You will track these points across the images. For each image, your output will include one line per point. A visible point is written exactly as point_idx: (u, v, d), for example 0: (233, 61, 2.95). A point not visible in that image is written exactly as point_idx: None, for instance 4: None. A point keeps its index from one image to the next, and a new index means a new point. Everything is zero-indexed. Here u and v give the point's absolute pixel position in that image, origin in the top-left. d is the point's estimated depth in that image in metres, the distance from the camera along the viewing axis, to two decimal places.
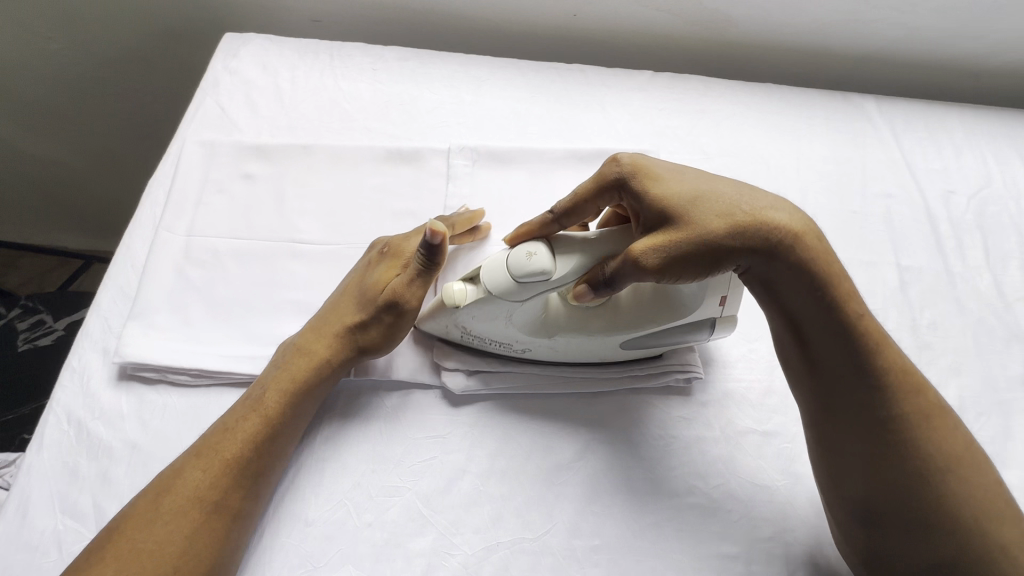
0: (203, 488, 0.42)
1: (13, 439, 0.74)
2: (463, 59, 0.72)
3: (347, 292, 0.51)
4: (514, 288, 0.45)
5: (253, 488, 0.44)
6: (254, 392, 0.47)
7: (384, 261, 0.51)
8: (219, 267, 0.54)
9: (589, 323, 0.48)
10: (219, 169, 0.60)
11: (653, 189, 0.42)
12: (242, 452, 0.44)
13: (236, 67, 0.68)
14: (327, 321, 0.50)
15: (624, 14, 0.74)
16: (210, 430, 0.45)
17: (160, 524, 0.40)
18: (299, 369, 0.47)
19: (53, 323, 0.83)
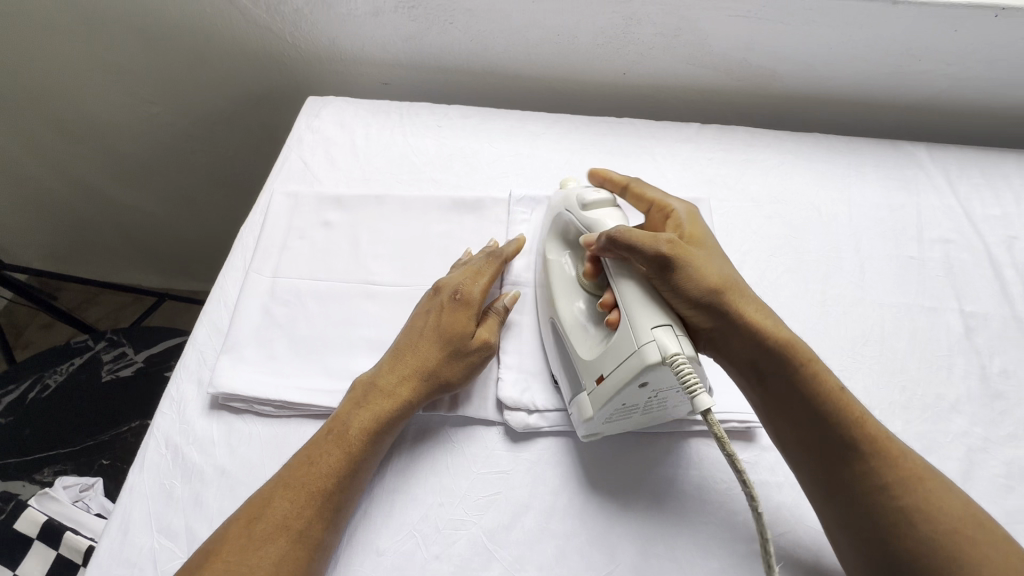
0: (290, 519, 0.43)
1: (93, 463, 0.79)
2: (520, 115, 0.78)
3: (427, 335, 0.53)
4: (572, 202, 0.56)
5: (332, 520, 0.45)
6: (337, 425, 0.49)
7: (458, 306, 0.54)
8: (301, 306, 0.59)
9: (558, 288, 0.54)
10: (302, 218, 0.66)
11: (690, 231, 0.53)
12: (326, 484, 0.45)
13: (318, 125, 0.76)
14: (407, 362, 0.52)
15: (673, 71, 0.79)
16: (291, 462, 0.47)
17: (251, 550, 0.41)
18: (384, 410, 0.49)
19: (133, 355, 0.90)
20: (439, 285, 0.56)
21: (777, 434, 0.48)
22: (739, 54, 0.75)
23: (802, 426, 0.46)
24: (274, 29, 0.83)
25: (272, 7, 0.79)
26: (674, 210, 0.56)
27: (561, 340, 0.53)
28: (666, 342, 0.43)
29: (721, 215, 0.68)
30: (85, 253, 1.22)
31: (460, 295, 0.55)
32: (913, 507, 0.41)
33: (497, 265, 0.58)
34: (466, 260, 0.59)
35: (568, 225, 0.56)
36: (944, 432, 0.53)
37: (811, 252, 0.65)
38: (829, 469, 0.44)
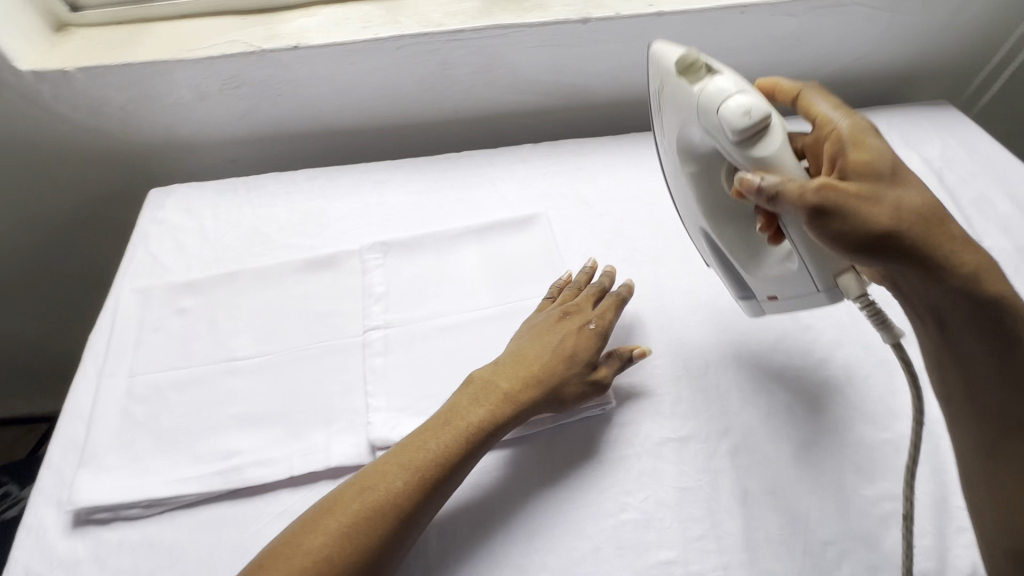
0: (364, 526, 0.46)
1: None
2: (366, 168, 0.82)
3: (552, 355, 0.56)
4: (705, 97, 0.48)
5: (403, 532, 0.47)
6: (433, 432, 0.51)
7: (577, 335, 0.58)
8: (161, 399, 0.59)
9: (715, 204, 0.55)
10: (155, 310, 0.66)
11: (857, 156, 0.48)
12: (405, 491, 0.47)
13: (163, 216, 0.76)
14: (518, 373, 0.55)
15: (498, 100, 0.86)
16: (372, 465, 0.50)
17: (331, 549, 0.44)
18: (497, 417, 0.52)
19: (18, 493, 0.85)
20: (569, 310, 0.60)
21: (945, 369, 0.49)
22: (550, 78, 0.83)
23: (971, 373, 0.47)
24: (104, 129, 0.82)
25: (94, 110, 0.79)
26: (839, 128, 0.50)
27: (717, 249, 0.58)
28: (851, 287, 0.50)
29: (560, 224, 0.75)
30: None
31: (589, 325, 0.59)
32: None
33: (619, 301, 0.61)
34: (597, 288, 0.63)
35: (696, 139, 0.51)
36: (766, 371, 0.61)
37: (641, 239, 0.73)
38: (987, 406, 0.47)
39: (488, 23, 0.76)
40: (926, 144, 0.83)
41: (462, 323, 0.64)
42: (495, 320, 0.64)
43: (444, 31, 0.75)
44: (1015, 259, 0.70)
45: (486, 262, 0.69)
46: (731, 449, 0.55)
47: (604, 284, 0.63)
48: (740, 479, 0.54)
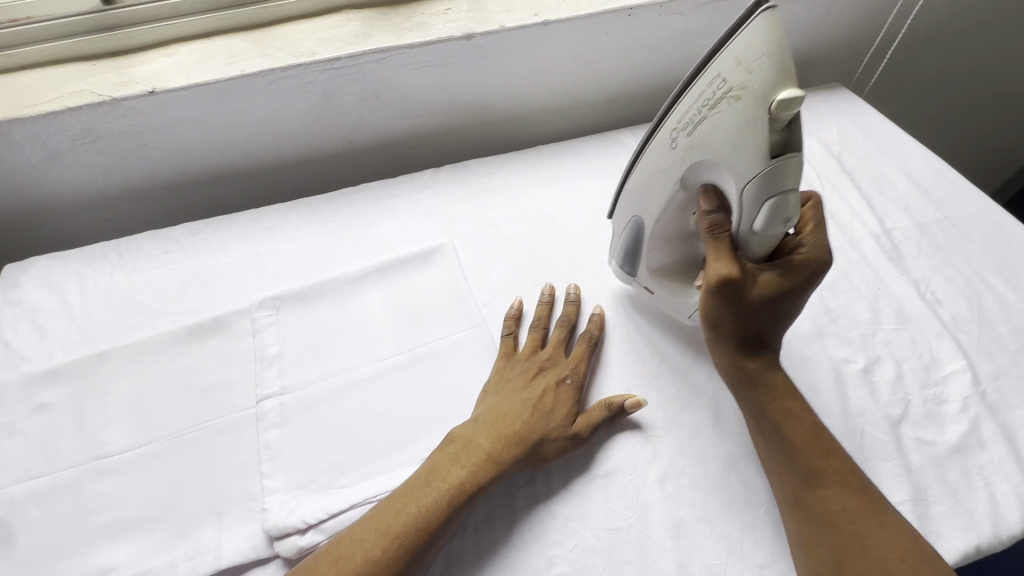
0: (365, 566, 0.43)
1: None
2: (254, 214, 0.75)
3: (531, 411, 0.53)
4: (743, 106, 0.43)
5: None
6: (455, 462, 0.50)
7: (559, 391, 0.55)
8: (18, 517, 0.51)
9: (654, 204, 0.54)
10: (8, 411, 0.57)
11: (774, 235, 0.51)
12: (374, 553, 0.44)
13: (18, 296, 0.67)
14: (507, 426, 0.52)
15: (393, 126, 0.81)
16: (391, 497, 0.48)
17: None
18: (483, 472, 0.49)
19: None
20: (546, 364, 0.57)
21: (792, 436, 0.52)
22: (443, 98, 0.79)
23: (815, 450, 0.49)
24: None
25: None
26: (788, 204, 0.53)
27: (636, 239, 0.58)
28: None
29: (468, 253, 0.70)
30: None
31: (565, 378, 0.57)
32: (866, 540, 0.44)
33: (591, 345, 0.60)
34: (565, 328, 0.61)
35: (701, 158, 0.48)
36: (689, 386, 0.58)
37: (553, 260, 0.70)
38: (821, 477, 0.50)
39: (365, 48, 0.71)
40: (825, 128, 0.84)
41: (366, 378, 0.59)
42: (401, 370, 0.59)
43: (318, 60, 0.70)
44: (918, 237, 0.70)
45: (390, 305, 0.65)
46: (659, 478, 0.53)
47: (570, 319, 0.62)
48: (671, 509, 0.51)
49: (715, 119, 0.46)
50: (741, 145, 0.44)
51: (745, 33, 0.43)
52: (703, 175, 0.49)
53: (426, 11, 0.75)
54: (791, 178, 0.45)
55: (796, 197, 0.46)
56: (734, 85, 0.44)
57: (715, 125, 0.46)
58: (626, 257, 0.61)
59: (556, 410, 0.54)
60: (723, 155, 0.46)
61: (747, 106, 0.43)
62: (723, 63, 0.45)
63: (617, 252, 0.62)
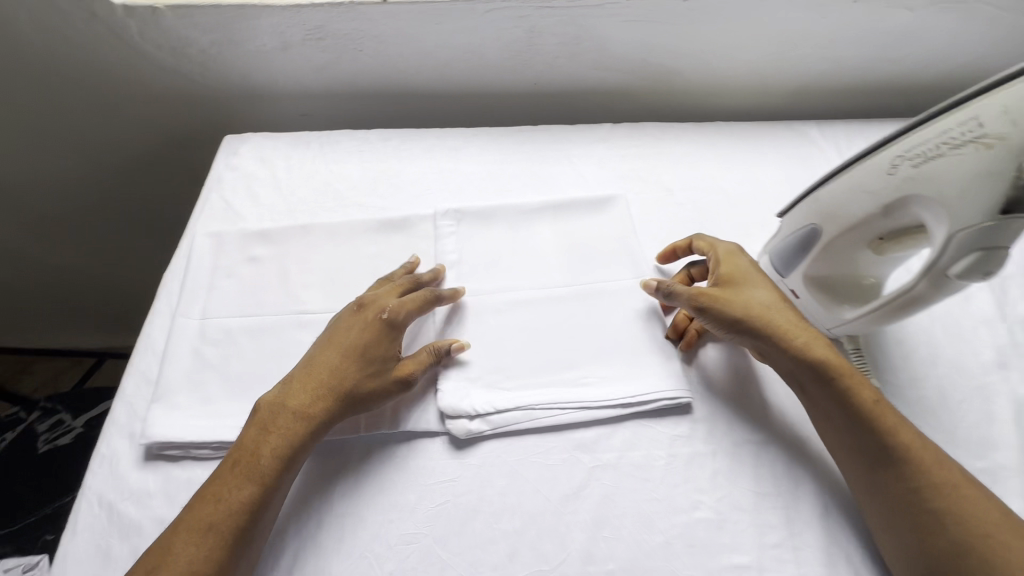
0: (192, 549, 0.44)
1: (36, 540, 0.85)
2: (440, 133, 0.80)
3: (340, 361, 0.53)
4: (991, 158, 0.41)
5: (240, 550, 0.45)
6: (267, 425, 0.50)
7: (371, 343, 0.54)
8: (232, 344, 0.59)
9: (842, 221, 0.52)
10: (227, 256, 0.66)
11: (729, 273, 0.58)
12: (237, 521, 0.45)
13: (237, 163, 0.76)
14: (305, 383, 0.52)
15: (578, 76, 0.83)
16: (221, 464, 0.49)
17: (192, 545, 0.44)
18: (292, 430, 0.49)
19: (71, 421, 1.00)
20: (364, 301, 0.57)
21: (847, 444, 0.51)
22: (638, 56, 0.80)
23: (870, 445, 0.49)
24: (184, 72, 0.82)
25: (178, 51, 0.79)
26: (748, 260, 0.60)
27: (805, 248, 0.56)
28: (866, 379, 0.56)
29: (638, 209, 0.72)
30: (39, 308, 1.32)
31: (381, 313, 0.56)
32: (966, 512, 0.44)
33: (429, 299, 0.58)
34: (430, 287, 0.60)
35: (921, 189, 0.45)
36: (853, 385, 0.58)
37: (723, 233, 0.69)
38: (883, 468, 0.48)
39: None
40: None
41: (536, 301, 0.62)
42: (568, 301, 0.62)
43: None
44: None
45: (565, 244, 0.67)
46: (811, 460, 0.53)
47: (420, 279, 0.61)
48: (819, 491, 0.51)
49: (951, 160, 0.43)
50: (977, 196, 0.42)
51: (1016, 86, 0.41)
52: (914, 210, 0.47)
53: None
54: (1010, 237, 0.43)
55: (1003, 256, 0.44)
56: (990, 132, 0.41)
57: (948, 166, 0.43)
58: (783, 260, 0.59)
59: (325, 378, 0.52)
60: (947, 198, 0.44)
61: (998, 158, 0.41)
62: (984, 108, 0.42)
63: (775, 252, 0.60)
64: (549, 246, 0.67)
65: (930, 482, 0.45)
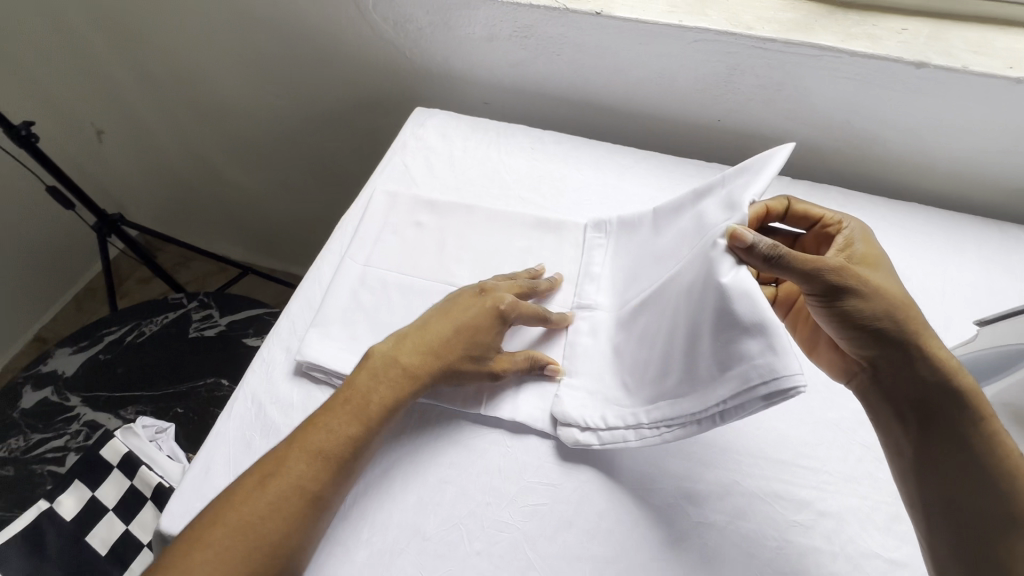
0: (305, 479, 0.48)
1: (168, 410, 1.01)
2: (611, 148, 0.81)
3: (455, 336, 0.55)
4: None
5: (342, 486, 0.49)
6: (378, 375, 0.53)
7: (485, 327, 0.56)
8: (385, 295, 0.64)
9: None
10: (397, 215, 0.71)
11: (864, 251, 0.53)
12: (342, 453, 0.49)
13: (422, 134, 0.82)
14: (415, 340, 0.55)
15: (767, 123, 0.79)
16: (332, 397, 0.53)
17: (304, 466, 0.48)
18: (403, 389, 0.53)
19: (218, 318, 1.13)
20: (487, 285, 0.60)
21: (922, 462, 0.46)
22: (841, 115, 0.75)
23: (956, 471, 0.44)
24: (397, 45, 0.90)
25: (398, 25, 0.87)
26: (849, 229, 0.55)
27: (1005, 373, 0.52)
28: None
29: None
30: (212, 215, 1.53)
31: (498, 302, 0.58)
32: None
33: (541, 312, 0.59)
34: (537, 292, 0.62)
35: None
36: None
37: None
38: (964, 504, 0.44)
39: (804, 39, 0.69)
40: None
41: None
42: None
43: (753, 36, 0.70)
44: None
45: None
46: None
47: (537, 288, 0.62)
48: None
49: None
50: None
51: None
52: None
53: (879, 25, 0.71)
54: None
55: None
56: None
57: None
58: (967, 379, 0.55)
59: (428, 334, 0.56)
60: None
61: None
62: None
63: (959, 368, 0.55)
64: None
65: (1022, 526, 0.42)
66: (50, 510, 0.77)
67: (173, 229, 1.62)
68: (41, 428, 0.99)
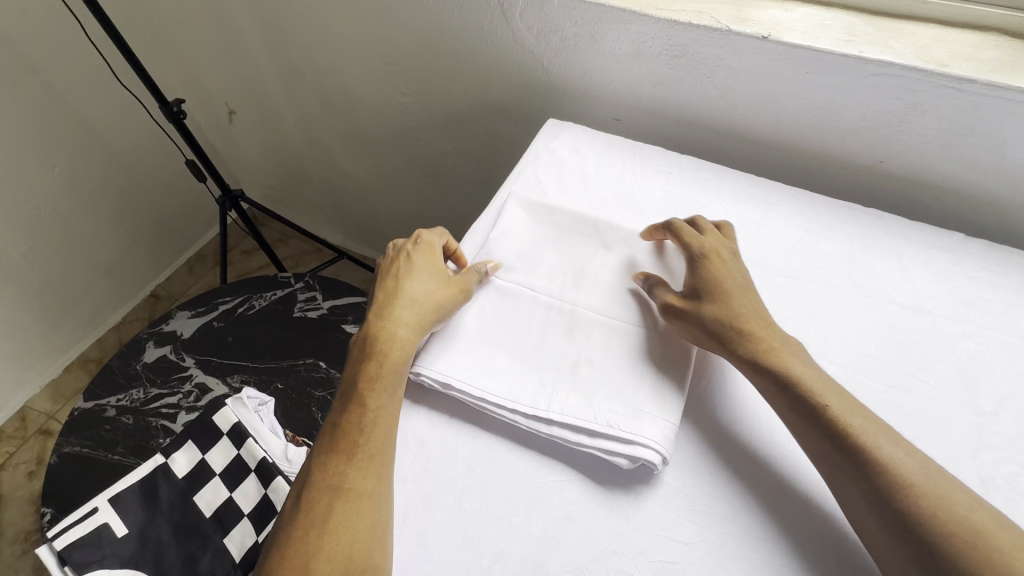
0: (331, 477, 0.49)
1: (269, 384, 1.06)
2: (755, 182, 0.76)
3: (385, 309, 0.58)
4: None
5: (375, 472, 0.50)
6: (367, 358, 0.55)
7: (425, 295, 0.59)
8: (513, 310, 0.63)
9: None
10: (529, 230, 0.70)
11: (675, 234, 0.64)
12: (348, 443, 0.51)
13: (555, 147, 0.80)
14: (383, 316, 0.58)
15: (941, 171, 0.71)
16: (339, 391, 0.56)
17: (325, 462, 0.50)
18: (371, 365, 0.55)
19: (321, 301, 1.17)
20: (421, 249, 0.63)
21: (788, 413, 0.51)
22: None
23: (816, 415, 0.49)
24: (535, 53, 0.89)
25: (541, 34, 0.86)
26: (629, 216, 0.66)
27: None
28: None
29: (977, 345, 0.60)
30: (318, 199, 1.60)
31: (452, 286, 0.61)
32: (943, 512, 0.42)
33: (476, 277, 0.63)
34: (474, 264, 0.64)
35: None
36: None
37: None
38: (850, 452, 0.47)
39: (1010, 83, 0.61)
40: None
41: None
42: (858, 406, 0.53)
43: (947, 74, 0.63)
44: None
45: (872, 354, 0.59)
46: None
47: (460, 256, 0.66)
48: None
49: None
50: None
51: None
52: None
53: None
54: None
55: None
56: None
57: None
58: None
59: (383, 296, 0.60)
60: None
61: None
62: None
63: None
64: (851, 347, 0.60)
65: (904, 461, 0.46)
66: (165, 466, 0.83)
67: (281, 207, 1.72)
68: (158, 382, 1.07)
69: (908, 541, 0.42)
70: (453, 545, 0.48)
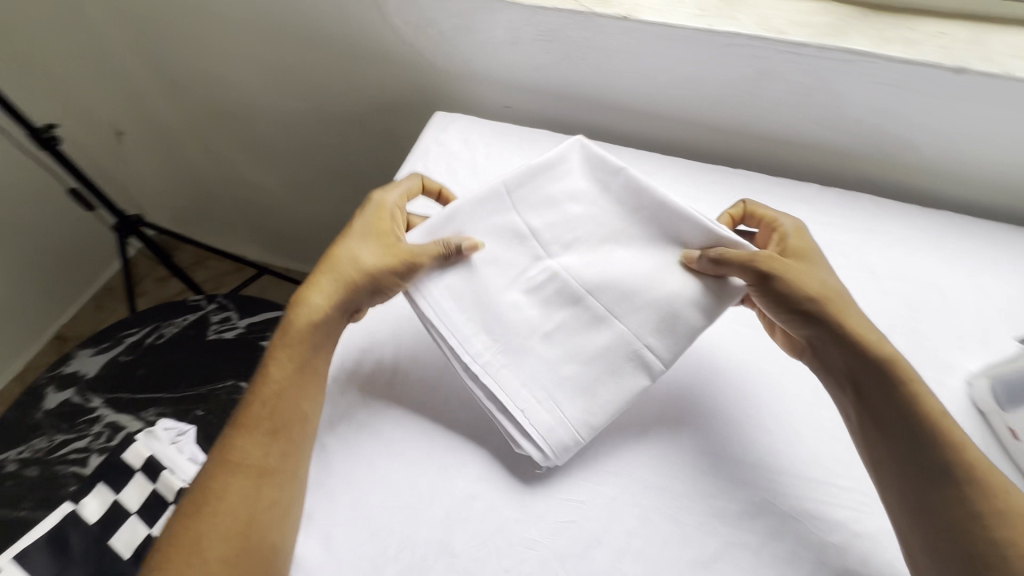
0: (221, 489, 0.49)
1: (188, 412, 1.01)
2: (635, 155, 0.80)
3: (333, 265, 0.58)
4: None
5: (267, 492, 0.49)
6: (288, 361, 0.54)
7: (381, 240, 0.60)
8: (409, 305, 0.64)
9: None
10: None
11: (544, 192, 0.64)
12: (251, 454, 0.50)
13: (444, 140, 0.81)
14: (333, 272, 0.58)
15: (796, 130, 0.78)
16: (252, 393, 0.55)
17: (220, 471, 0.50)
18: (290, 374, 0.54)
19: (236, 320, 1.14)
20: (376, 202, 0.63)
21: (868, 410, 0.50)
22: (873, 122, 0.73)
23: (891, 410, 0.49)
24: (418, 47, 0.89)
25: (420, 27, 0.86)
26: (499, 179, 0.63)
27: None
28: None
29: None
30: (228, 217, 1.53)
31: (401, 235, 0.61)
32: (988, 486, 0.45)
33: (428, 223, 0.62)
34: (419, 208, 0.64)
35: None
36: None
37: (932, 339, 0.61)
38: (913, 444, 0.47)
39: (838, 44, 0.68)
40: None
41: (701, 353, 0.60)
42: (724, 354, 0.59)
43: (785, 40, 0.69)
44: None
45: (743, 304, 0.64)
46: None
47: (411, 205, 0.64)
48: None
49: None
50: None
51: None
52: None
53: (916, 29, 0.69)
54: None
55: None
56: None
57: None
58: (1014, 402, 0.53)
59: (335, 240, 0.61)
60: None
61: None
62: None
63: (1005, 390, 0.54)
64: None
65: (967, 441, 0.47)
66: (74, 513, 0.78)
67: (190, 228, 1.63)
68: (64, 428, 1.00)
69: (940, 531, 0.44)
70: (359, 540, 0.49)
